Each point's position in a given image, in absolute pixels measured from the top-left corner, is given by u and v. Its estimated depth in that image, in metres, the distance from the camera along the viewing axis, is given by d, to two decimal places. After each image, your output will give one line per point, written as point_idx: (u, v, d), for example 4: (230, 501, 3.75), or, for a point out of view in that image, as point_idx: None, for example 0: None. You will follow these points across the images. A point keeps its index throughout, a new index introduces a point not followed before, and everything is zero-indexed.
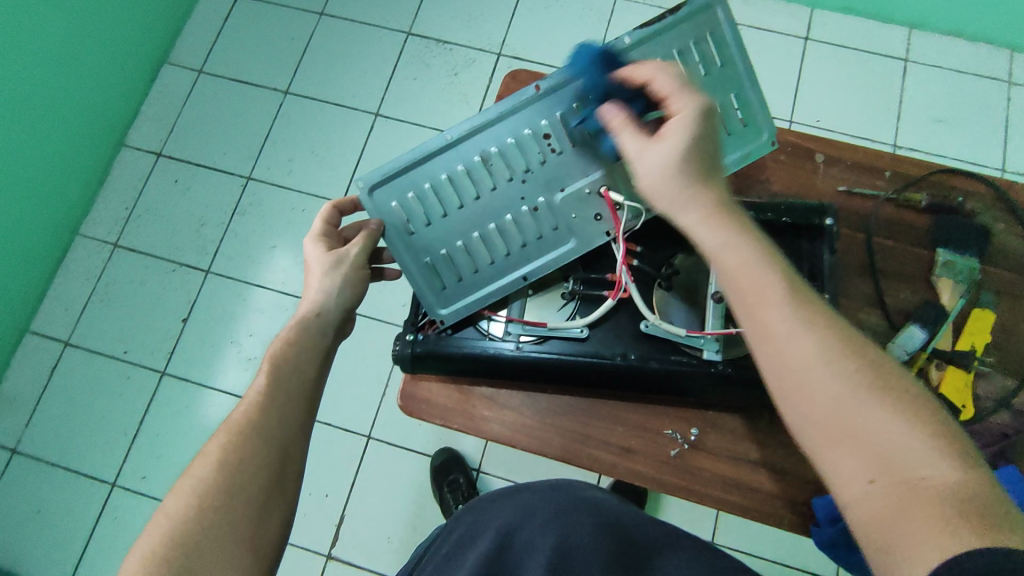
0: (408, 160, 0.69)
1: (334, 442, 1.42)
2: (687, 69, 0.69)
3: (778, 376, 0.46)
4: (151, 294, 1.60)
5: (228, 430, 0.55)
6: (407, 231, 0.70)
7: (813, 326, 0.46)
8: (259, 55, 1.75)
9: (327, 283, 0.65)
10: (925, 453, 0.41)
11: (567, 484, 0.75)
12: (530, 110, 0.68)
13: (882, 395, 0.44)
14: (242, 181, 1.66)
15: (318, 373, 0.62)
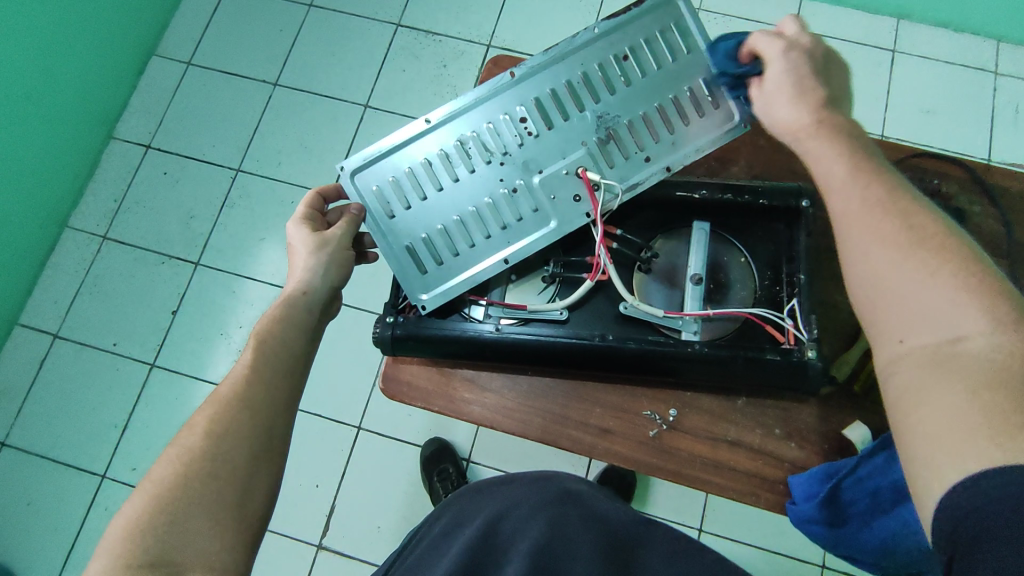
0: (387, 146, 0.72)
1: (323, 432, 1.43)
2: (658, 55, 0.70)
3: (850, 258, 0.51)
4: (140, 286, 1.60)
5: (217, 401, 0.55)
6: (386, 214, 0.72)
7: (891, 207, 0.50)
8: (247, 47, 1.74)
9: (312, 262, 0.66)
10: (979, 323, 0.42)
11: (556, 475, 0.74)
12: (504, 97, 0.71)
13: (944, 271, 0.45)
14: (231, 173, 1.65)
15: (306, 350, 0.62)
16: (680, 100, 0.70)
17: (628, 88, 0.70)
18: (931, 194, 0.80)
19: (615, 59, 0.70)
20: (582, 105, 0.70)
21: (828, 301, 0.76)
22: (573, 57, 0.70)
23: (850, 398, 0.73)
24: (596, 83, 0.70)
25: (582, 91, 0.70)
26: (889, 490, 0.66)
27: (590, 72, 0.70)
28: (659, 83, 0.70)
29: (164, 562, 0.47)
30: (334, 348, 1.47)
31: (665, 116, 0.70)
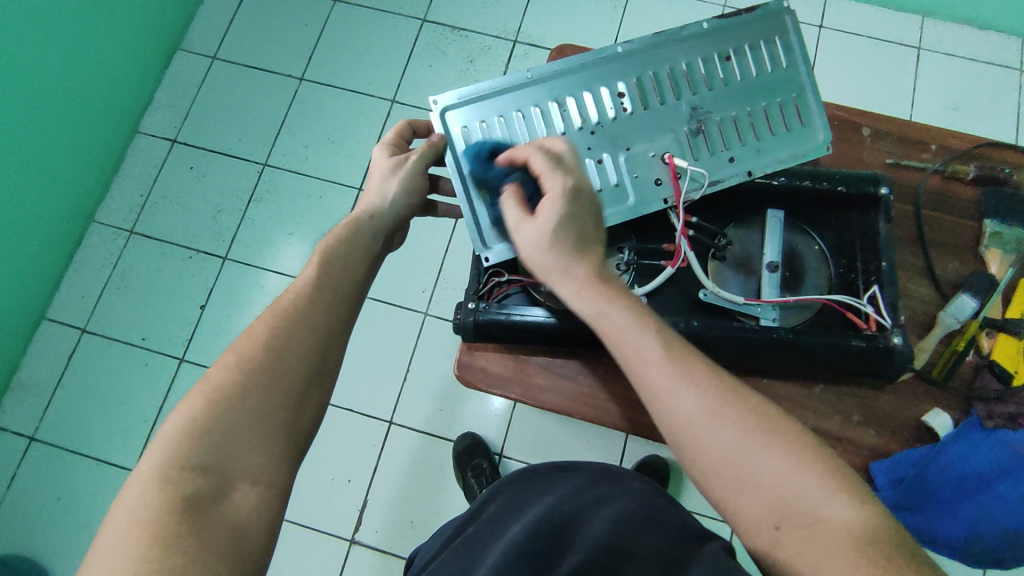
0: (486, 91, 0.71)
1: (356, 427, 1.43)
2: (757, 63, 0.72)
3: (699, 430, 0.50)
4: (168, 280, 1.59)
5: (276, 313, 0.56)
6: (469, 159, 0.70)
7: (707, 383, 0.51)
8: (271, 42, 1.74)
9: (383, 186, 0.68)
10: (812, 485, 0.47)
11: (620, 472, 0.76)
12: (607, 67, 0.71)
13: (774, 440, 0.49)
14: (257, 168, 1.65)
15: (365, 276, 0.63)
16: (768, 111, 0.72)
17: (724, 89, 0.71)
18: (1003, 183, 0.80)
19: (717, 59, 0.71)
20: (679, 94, 0.71)
21: (902, 289, 0.77)
22: (680, 46, 0.71)
23: (927, 386, 0.73)
24: (696, 78, 0.71)
25: (682, 81, 0.71)
26: (970, 474, 0.70)
27: (692, 64, 0.71)
28: (752, 91, 0.72)
29: (215, 468, 0.49)
30: (365, 344, 1.47)
31: (752, 123, 0.72)
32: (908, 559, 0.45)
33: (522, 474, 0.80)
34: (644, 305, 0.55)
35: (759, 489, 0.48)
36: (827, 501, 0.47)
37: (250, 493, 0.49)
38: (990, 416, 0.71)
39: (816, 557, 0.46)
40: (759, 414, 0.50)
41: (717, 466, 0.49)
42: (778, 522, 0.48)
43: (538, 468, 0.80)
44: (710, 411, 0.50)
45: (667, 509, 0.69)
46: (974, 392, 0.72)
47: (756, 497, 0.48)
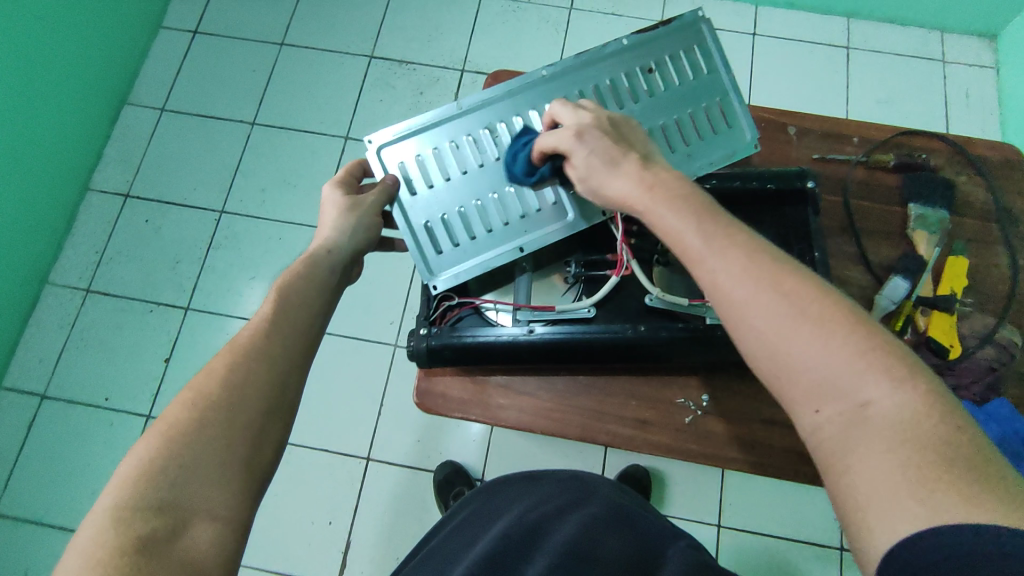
0: (418, 126, 0.73)
1: (332, 466, 1.40)
2: (678, 73, 0.75)
3: (729, 304, 0.43)
4: (130, 336, 1.56)
5: (233, 349, 0.54)
6: (408, 192, 0.72)
7: (740, 253, 0.44)
8: (221, 89, 1.75)
9: (340, 223, 0.67)
10: (870, 367, 0.38)
11: (587, 478, 0.80)
12: (534, 92, 0.74)
13: (825, 322, 0.40)
14: (215, 215, 1.64)
15: (325, 312, 0.61)
16: (695, 118, 0.74)
17: (649, 100, 0.74)
18: (924, 168, 0.84)
19: (639, 73, 0.74)
20: (607, 110, 0.74)
21: (840, 277, 0.80)
22: (602, 64, 0.74)
23: None
24: (621, 92, 0.74)
25: (608, 96, 0.74)
26: None
27: (616, 81, 0.74)
28: (677, 100, 0.74)
29: (172, 506, 0.45)
30: (337, 380, 1.46)
31: (681, 129, 0.74)
32: (972, 466, 0.35)
33: (490, 487, 0.83)
34: (698, 196, 0.49)
35: (794, 370, 0.40)
36: (873, 387, 0.38)
37: (207, 529, 0.45)
38: None
39: (848, 451, 0.38)
40: (802, 286, 0.42)
41: (754, 344, 0.42)
42: (817, 405, 0.39)
43: (504, 479, 0.82)
44: (744, 282, 0.43)
45: (631, 510, 0.73)
46: None
47: (792, 380, 0.41)
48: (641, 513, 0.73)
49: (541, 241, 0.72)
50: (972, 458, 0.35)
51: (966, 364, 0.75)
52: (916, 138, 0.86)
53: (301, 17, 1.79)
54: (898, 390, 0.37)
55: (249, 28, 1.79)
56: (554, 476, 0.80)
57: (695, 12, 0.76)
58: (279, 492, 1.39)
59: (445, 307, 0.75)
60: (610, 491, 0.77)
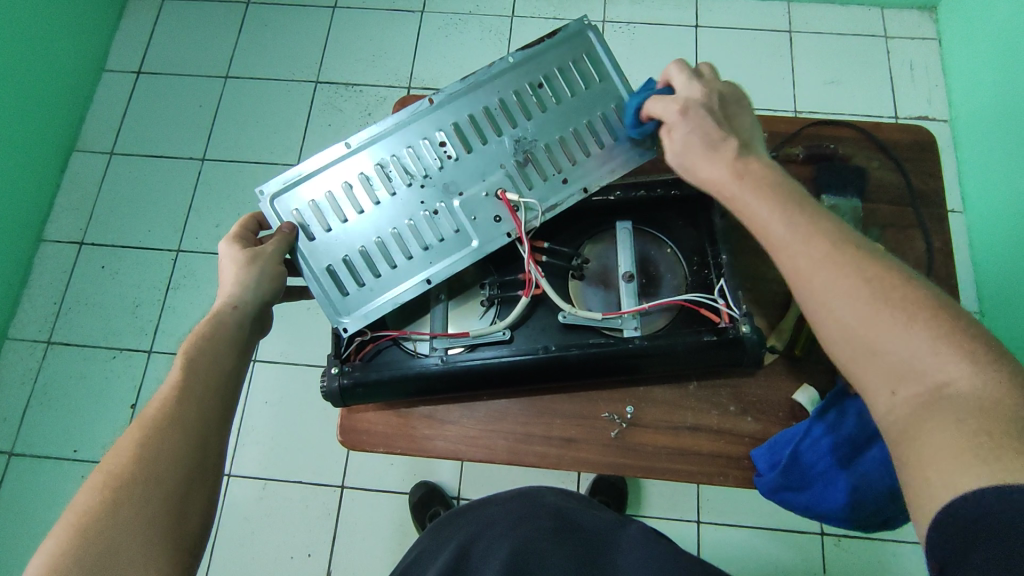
0: (309, 170, 0.73)
1: (305, 497, 1.35)
2: (569, 84, 0.74)
3: (812, 305, 0.48)
4: (92, 388, 1.45)
5: (142, 424, 0.50)
6: (307, 237, 0.72)
7: (823, 249, 0.48)
8: (167, 124, 1.63)
9: (242, 276, 0.64)
10: (941, 352, 0.42)
11: (534, 491, 0.75)
12: (424, 122, 0.73)
13: (900, 309, 0.44)
14: (171, 255, 1.53)
15: (238, 368, 0.59)
16: (591, 126, 0.74)
17: (542, 115, 0.73)
18: (834, 157, 0.83)
19: (529, 88, 0.74)
20: (499, 129, 0.73)
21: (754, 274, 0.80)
22: (489, 85, 0.74)
23: (792, 364, 0.76)
24: (512, 110, 0.73)
25: (499, 116, 0.73)
26: (845, 445, 0.69)
27: (506, 99, 0.73)
28: (570, 111, 0.74)
29: None
30: (305, 409, 1.40)
31: (578, 140, 0.73)
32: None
33: (445, 521, 0.76)
34: (789, 186, 0.53)
35: (870, 352, 0.45)
36: (935, 365, 0.42)
37: None
38: None
39: (915, 425, 0.42)
40: (880, 276, 0.46)
41: (837, 328, 0.47)
42: (895, 386, 0.44)
43: (459, 511, 0.76)
44: (824, 263, 0.47)
45: (579, 525, 0.70)
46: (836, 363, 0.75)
47: (872, 363, 0.45)
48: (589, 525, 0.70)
49: (447, 271, 0.72)
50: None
51: None
52: (827, 127, 0.86)
53: (243, 43, 1.68)
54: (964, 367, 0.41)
55: (185, 64, 1.68)
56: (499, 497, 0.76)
57: (582, 19, 0.75)
58: (254, 528, 1.33)
59: (359, 342, 0.74)
60: (558, 501, 0.73)
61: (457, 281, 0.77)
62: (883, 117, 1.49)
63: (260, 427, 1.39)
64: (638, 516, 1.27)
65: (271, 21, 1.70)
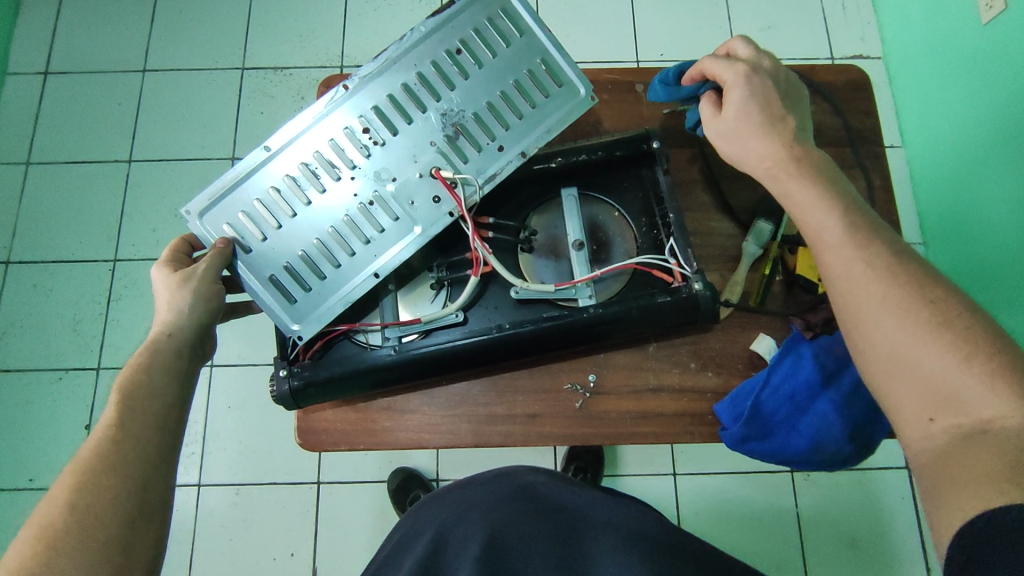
0: (229, 180, 0.69)
1: (280, 498, 1.32)
2: (488, 44, 0.70)
3: (860, 329, 0.50)
4: (40, 412, 1.37)
5: (77, 466, 0.47)
6: (243, 251, 0.68)
7: (879, 277, 0.49)
8: (85, 127, 1.53)
9: (175, 301, 0.62)
10: (979, 388, 0.43)
11: (516, 474, 0.71)
12: (343, 109, 0.69)
13: (946, 341, 0.45)
14: (108, 266, 1.45)
15: (180, 400, 0.56)
16: (519, 85, 0.70)
17: (466, 82, 0.70)
18: None
19: (447, 56, 0.70)
20: (424, 106, 0.69)
21: (703, 230, 0.79)
22: (404, 62, 0.70)
23: (748, 315, 0.76)
24: (433, 84, 0.70)
25: (421, 93, 0.69)
26: (804, 391, 0.70)
27: (424, 72, 0.70)
28: (495, 73, 0.70)
29: None
30: (270, 409, 1.35)
31: (508, 104, 0.70)
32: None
33: (427, 499, 0.74)
34: (854, 202, 0.55)
35: (919, 378, 0.46)
36: (973, 400, 0.43)
37: None
38: (810, 327, 0.74)
39: (955, 456, 0.43)
40: (932, 306, 0.47)
41: (876, 347, 0.48)
42: (933, 414, 0.45)
43: (441, 489, 0.74)
44: (885, 280, 0.49)
45: (560, 514, 0.66)
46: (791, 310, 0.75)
47: (913, 388, 0.46)
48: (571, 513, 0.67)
49: (394, 262, 0.69)
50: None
51: None
52: None
53: (158, 33, 1.57)
54: (999, 403, 0.42)
55: (97, 60, 1.56)
56: (478, 480, 0.72)
57: None
58: (231, 535, 1.30)
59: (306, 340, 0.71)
60: (542, 486, 0.69)
61: (404, 267, 0.74)
62: (820, 58, 1.50)
63: (226, 433, 1.34)
64: (616, 477, 1.29)
65: (185, 7, 1.59)
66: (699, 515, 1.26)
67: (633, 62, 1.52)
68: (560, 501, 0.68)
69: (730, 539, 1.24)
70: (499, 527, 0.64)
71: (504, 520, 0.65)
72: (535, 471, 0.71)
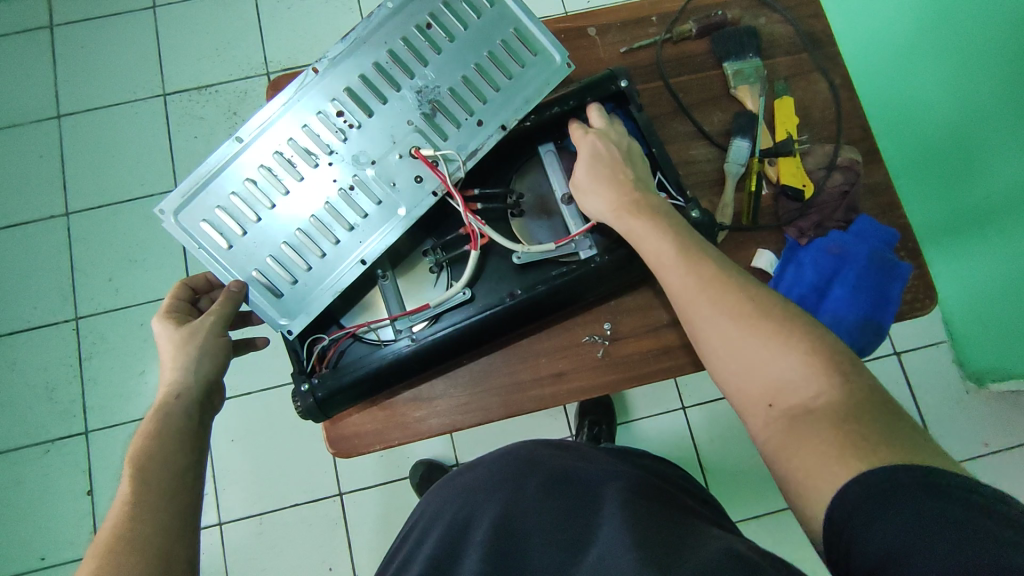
0: (203, 175, 0.66)
1: (306, 516, 1.30)
2: (458, 16, 0.69)
3: (708, 337, 0.55)
4: (37, 489, 1.31)
5: (98, 551, 0.44)
6: (223, 245, 0.66)
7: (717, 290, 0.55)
8: (10, 188, 1.43)
9: (181, 360, 0.59)
10: (803, 377, 0.49)
11: (528, 449, 0.65)
12: (315, 94, 0.67)
13: (772, 334, 0.51)
14: (70, 325, 1.37)
15: (194, 463, 0.53)
16: (493, 56, 0.69)
17: (439, 57, 0.68)
18: (724, 24, 0.83)
19: (417, 31, 0.68)
20: (398, 84, 0.68)
21: (685, 159, 0.80)
22: (374, 39, 0.68)
23: (744, 234, 0.77)
24: (404, 59, 0.68)
25: (393, 70, 0.68)
26: (810, 294, 0.73)
27: (395, 49, 0.68)
28: (467, 45, 0.69)
29: None
30: (276, 433, 1.32)
31: (483, 76, 0.68)
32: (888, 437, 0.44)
33: (440, 487, 0.67)
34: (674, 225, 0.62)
35: (752, 370, 0.51)
36: (803, 384, 0.48)
37: None
38: (803, 233, 0.77)
39: (790, 432, 0.47)
40: (759, 311, 0.53)
41: (718, 353, 0.54)
42: (771, 399, 0.50)
43: (453, 476, 0.67)
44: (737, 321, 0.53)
45: (576, 471, 0.60)
46: (783, 220, 0.77)
47: (750, 382, 0.51)
48: (586, 470, 0.61)
49: (381, 247, 0.67)
50: (902, 434, 0.45)
51: (824, 198, 0.77)
52: None
53: (63, 73, 1.47)
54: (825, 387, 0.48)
55: (6, 114, 1.46)
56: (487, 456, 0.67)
57: None
58: (264, 564, 1.28)
59: (318, 350, 0.70)
60: (552, 451, 0.64)
61: (397, 251, 0.72)
62: None
63: (235, 466, 1.31)
64: (629, 422, 1.31)
65: (86, 41, 1.49)
66: (716, 440, 1.29)
67: (561, 13, 1.48)
68: (575, 462, 0.62)
69: (747, 455, 1.29)
70: (513, 487, 0.58)
71: (517, 481, 0.59)
72: (542, 447, 0.65)
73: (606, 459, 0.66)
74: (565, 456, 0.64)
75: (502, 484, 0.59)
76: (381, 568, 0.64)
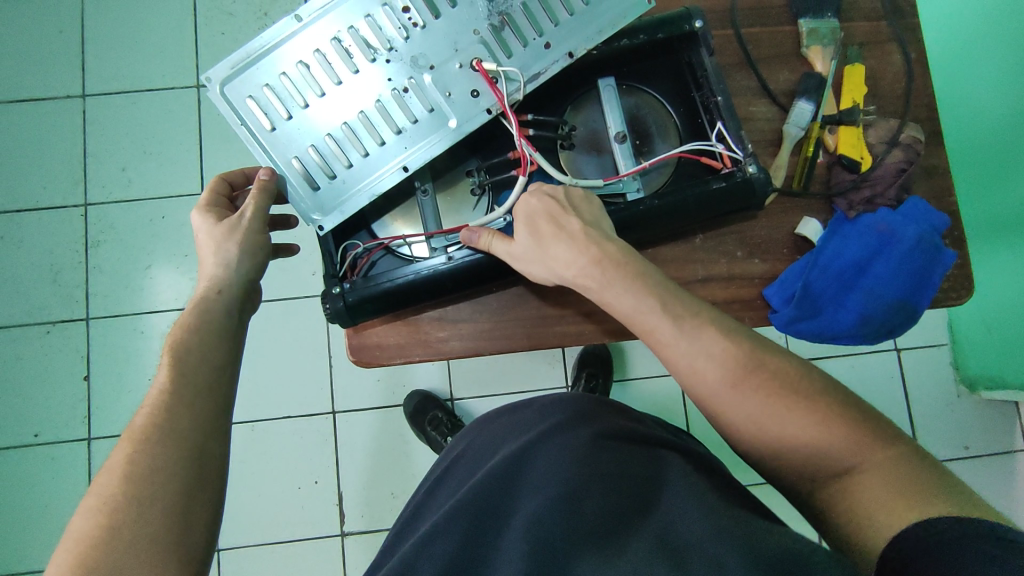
0: (256, 49, 0.63)
1: (298, 429, 1.31)
2: None
3: (682, 361, 0.55)
4: (35, 367, 1.32)
5: (133, 436, 0.46)
6: (266, 125, 0.63)
7: (688, 321, 0.55)
8: (26, 62, 1.38)
9: (221, 255, 0.58)
10: (774, 403, 0.51)
11: (578, 399, 0.66)
12: None
13: (731, 356, 0.53)
14: (79, 211, 1.35)
15: (231, 363, 0.53)
16: None
17: None
18: None
19: None
20: None
21: (745, 116, 0.77)
22: None
23: (791, 199, 0.76)
24: None
25: None
26: (848, 269, 0.72)
27: None
28: None
29: None
30: (276, 346, 1.33)
31: None
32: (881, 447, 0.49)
33: (489, 424, 0.70)
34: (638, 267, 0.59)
35: (733, 390, 0.52)
36: (786, 407, 0.51)
37: None
38: (851, 206, 0.75)
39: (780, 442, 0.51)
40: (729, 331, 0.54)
41: (690, 375, 0.55)
42: (756, 418, 0.52)
43: (503, 416, 0.69)
44: (677, 324, 0.55)
45: (627, 427, 0.62)
46: (832, 190, 0.76)
47: (730, 404, 0.53)
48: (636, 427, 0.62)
49: (424, 157, 0.65)
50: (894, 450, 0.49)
51: (880, 173, 0.75)
52: None
53: None
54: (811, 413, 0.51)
55: None
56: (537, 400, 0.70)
57: None
58: (253, 470, 1.30)
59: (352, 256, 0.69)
60: (602, 407, 0.65)
61: (437, 168, 0.71)
62: None
63: None
64: (625, 380, 1.32)
65: None
66: None
67: None
68: (628, 421, 0.63)
69: None
70: (562, 433, 0.60)
71: (568, 428, 0.60)
72: (593, 399, 0.67)
73: (653, 426, 0.67)
74: (617, 414, 0.64)
75: (554, 428, 0.60)
76: (424, 491, 0.67)
